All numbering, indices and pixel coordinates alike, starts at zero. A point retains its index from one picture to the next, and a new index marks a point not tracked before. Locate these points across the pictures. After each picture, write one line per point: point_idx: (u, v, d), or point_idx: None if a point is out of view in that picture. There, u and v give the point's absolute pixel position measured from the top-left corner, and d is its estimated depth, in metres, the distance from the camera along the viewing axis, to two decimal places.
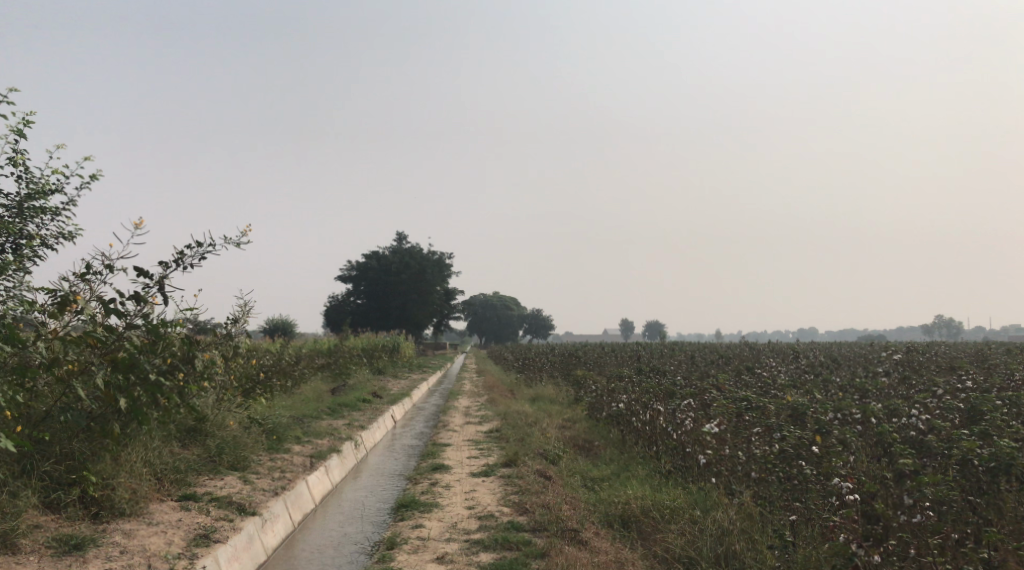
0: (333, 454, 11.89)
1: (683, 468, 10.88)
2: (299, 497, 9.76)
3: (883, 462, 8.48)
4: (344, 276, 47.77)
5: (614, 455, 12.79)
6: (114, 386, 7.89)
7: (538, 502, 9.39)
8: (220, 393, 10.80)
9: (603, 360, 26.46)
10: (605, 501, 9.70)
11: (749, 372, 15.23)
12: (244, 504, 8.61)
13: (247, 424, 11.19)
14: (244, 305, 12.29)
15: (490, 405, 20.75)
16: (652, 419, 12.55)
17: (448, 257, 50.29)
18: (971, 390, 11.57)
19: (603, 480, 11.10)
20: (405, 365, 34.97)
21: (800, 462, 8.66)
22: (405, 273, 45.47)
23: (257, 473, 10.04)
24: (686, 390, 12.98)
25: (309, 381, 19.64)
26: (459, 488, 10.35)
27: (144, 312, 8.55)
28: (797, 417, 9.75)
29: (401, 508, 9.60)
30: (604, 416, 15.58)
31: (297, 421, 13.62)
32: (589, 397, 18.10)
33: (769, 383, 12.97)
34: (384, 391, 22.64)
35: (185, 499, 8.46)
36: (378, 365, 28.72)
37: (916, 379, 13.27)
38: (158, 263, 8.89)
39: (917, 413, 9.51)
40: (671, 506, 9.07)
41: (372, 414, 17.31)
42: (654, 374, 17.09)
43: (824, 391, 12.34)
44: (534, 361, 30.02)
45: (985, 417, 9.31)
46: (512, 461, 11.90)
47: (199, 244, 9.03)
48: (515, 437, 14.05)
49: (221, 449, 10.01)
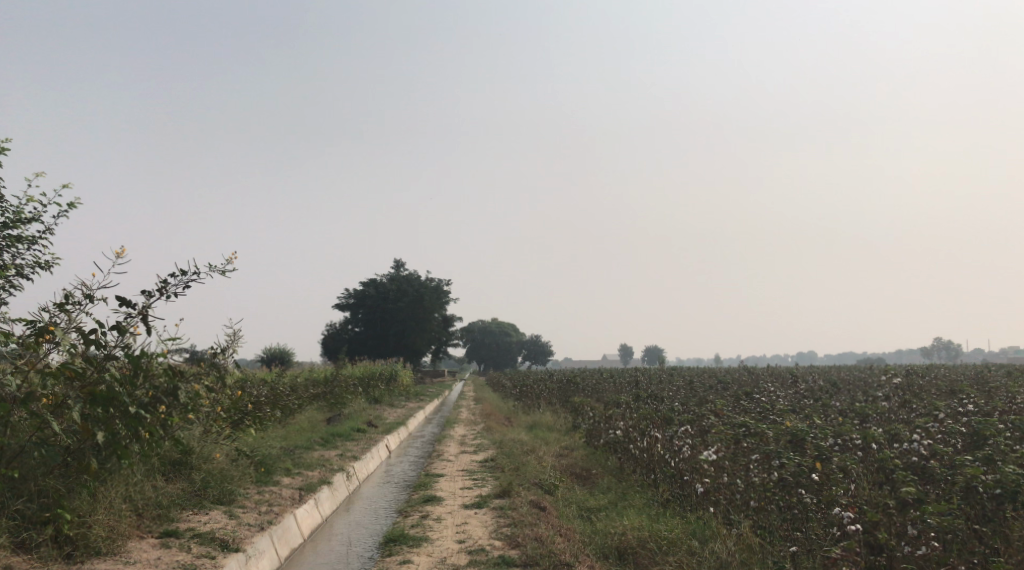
0: (324, 487, 11.62)
1: (681, 497, 10.63)
2: (286, 531, 9.49)
3: (885, 490, 8.24)
4: (341, 304, 47.48)
5: (611, 484, 12.53)
6: (92, 419, 7.66)
7: (531, 535, 9.13)
8: (206, 424, 10.57)
9: (600, 386, 26.15)
10: (601, 532, 9.44)
11: (747, 397, 14.97)
12: (228, 540, 8.34)
13: (235, 456, 10.93)
14: (233, 334, 12.07)
15: (487, 433, 20.43)
16: (650, 446, 12.31)
17: (446, 283, 50.02)
18: (974, 413, 11.34)
19: (599, 510, 10.84)
20: (403, 393, 34.61)
21: (800, 491, 8.43)
22: (403, 301, 45.21)
23: (243, 507, 9.75)
24: (684, 416, 12.76)
25: (304, 411, 19.36)
26: (450, 522, 10.09)
27: (126, 343, 8.35)
28: (796, 443, 9.53)
29: (389, 542, 9.33)
30: (602, 443, 15.30)
31: (288, 452, 13.35)
32: (587, 424, 17.82)
33: (768, 408, 12.73)
34: (381, 420, 22.35)
35: (166, 536, 8.20)
36: (375, 395, 28.40)
37: (917, 402, 13.06)
38: (141, 292, 8.71)
39: (919, 438, 9.30)
40: (669, 538, 8.82)
41: (366, 444, 17.01)
42: (651, 400, 16.84)
43: (823, 416, 12.13)
44: (532, 388, 29.70)
45: (988, 442, 9.11)
46: (506, 492, 11.62)
47: (183, 273, 8.87)
48: (511, 466, 13.78)
49: (207, 483, 9.74)
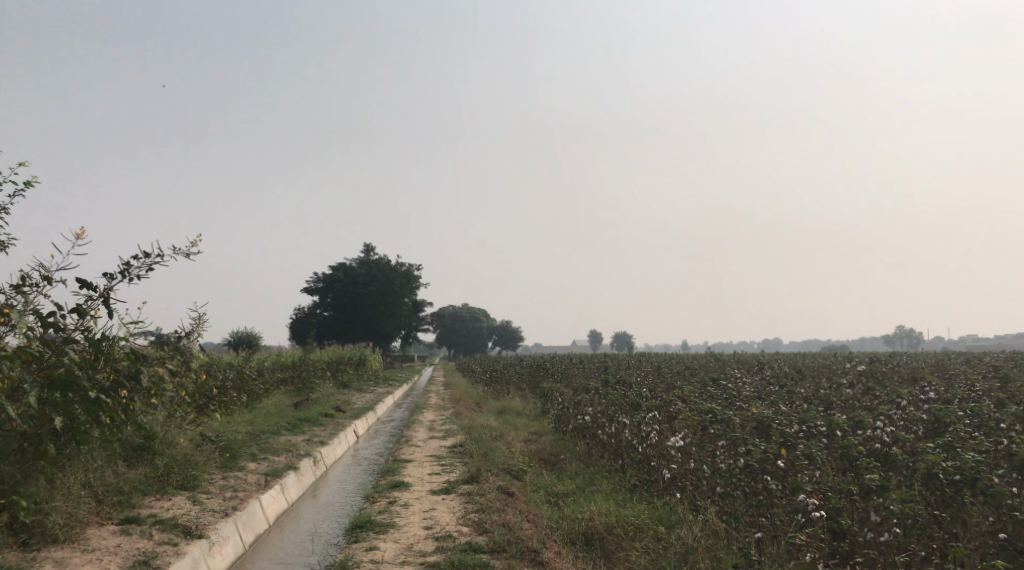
0: (290, 472, 11.49)
1: (648, 482, 10.68)
2: (251, 517, 9.38)
3: (850, 476, 8.33)
4: (310, 289, 47.03)
5: (578, 469, 12.55)
6: (50, 403, 7.54)
7: (498, 521, 9.12)
8: (170, 409, 10.40)
9: (570, 372, 26.22)
10: (568, 517, 9.45)
11: (714, 384, 15.06)
12: (190, 527, 8.23)
13: (199, 441, 10.75)
14: (198, 317, 11.87)
15: (455, 419, 20.40)
16: (618, 432, 12.35)
17: (416, 268, 49.79)
18: (935, 401, 11.52)
19: (567, 495, 10.88)
20: (371, 378, 34.45)
21: (765, 477, 8.51)
22: (371, 285, 44.93)
23: (208, 493, 9.60)
24: (652, 402, 12.84)
25: (271, 395, 19.20)
26: (417, 508, 10.03)
27: (85, 327, 8.17)
28: (762, 429, 9.60)
29: (356, 529, 9.26)
30: (570, 429, 15.35)
31: (254, 437, 13.19)
32: (556, 410, 17.86)
33: (734, 394, 12.84)
34: (348, 405, 22.22)
35: (127, 523, 8.06)
36: (343, 380, 28.22)
37: (879, 390, 13.25)
38: (102, 273, 8.55)
39: (881, 425, 9.42)
40: (635, 523, 8.88)
41: (333, 429, 16.89)
42: (619, 386, 16.90)
43: (788, 403, 12.25)
44: (502, 374, 29.70)
45: (948, 429, 9.26)
46: (474, 478, 11.58)
47: (147, 255, 8.75)
48: (479, 451, 13.77)
49: (170, 468, 9.55)
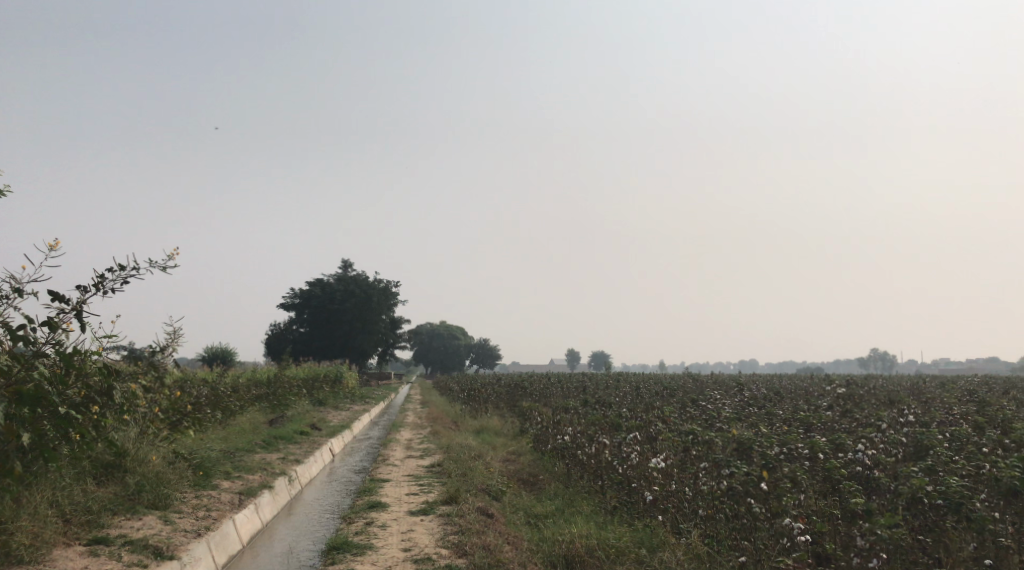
0: (264, 491, 11.26)
1: (629, 504, 10.56)
2: (224, 538, 9.14)
3: (834, 500, 8.27)
4: (287, 304, 46.58)
5: (558, 490, 12.42)
6: (19, 419, 7.33)
7: (478, 543, 8.96)
8: (143, 425, 10.16)
9: (548, 391, 26.07)
10: (549, 539, 9.30)
11: (693, 405, 14.98)
12: (161, 548, 8.01)
13: (172, 459, 10.50)
14: (173, 332, 11.64)
15: (433, 438, 20.19)
16: (598, 452, 12.23)
17: (394, 285, 49.51)
18: (914, 424, 11.50)
19: (547, 517, 10.74)
20: (347, 396, 34.08)
21: (749, 500, 8.43)
22: (349, 301, 44.61)
23: (180, 512, 9.36)
24: (632, 423, 12.74)
25: (245, 412, 18.89)
26: (395, 529, 9.86)
27: (56, 341, 7.96)
28: (743, 451, 9.52)
29: (332, 550, 9.06)
30: (549, 449, 15.21)
31: (228, 455, 12.93)
32: (534, 429, 17.70)
33: (714, 415, 12.77)
34: (324, 423, 21.92)
35: (95, 543, 7.81)
36: (319, 397, 27.88)
37: (858, 412, 13.25)
38: (75, 286, 8.35)
39: (863, 448, 9.37)
40: (616, 546, 8.75)
41: (308, 447, 16.62)
42: (599, 406, 16.80)
43: (769, 425, 12.19)
44: (480, 392, 29.50)
45: (929, 453, 9.24)
46: (453, 498, 11.40)
47: (122, 268, 8.58)
48: (458, 471, 13.61)
49: (141, 486, 9.29)
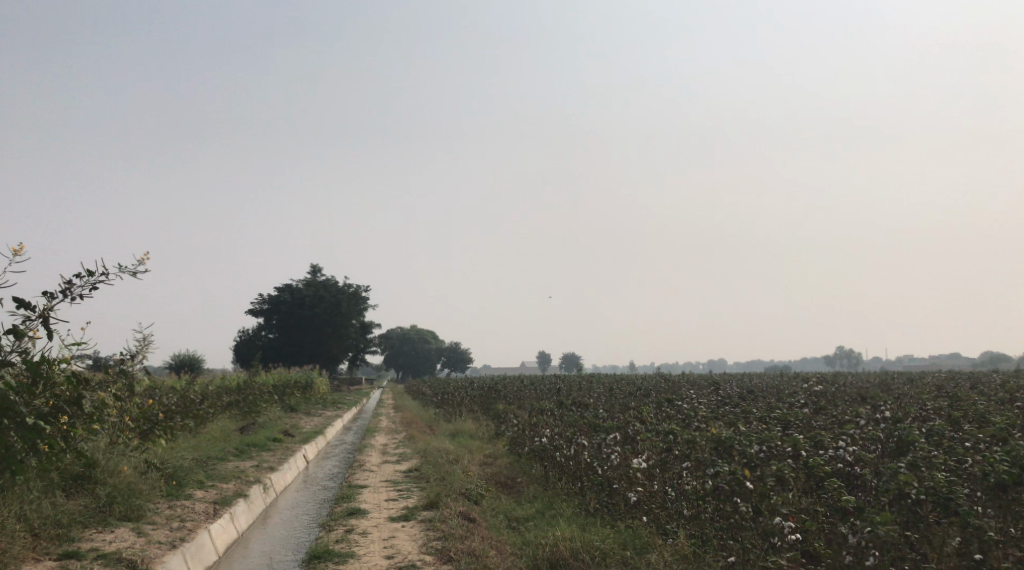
0: (239, 500, 11.02)
1: (610, 505, 10.46)
2: (199, 548, 8.90)
3: (820, 497, 8.25)
4: (255, 311, 45.97)
5: (536, 493, 12.31)
6: None
7: (463, 549, 8.82)
8: (113, 435, 9.87)
9: (522, 393, 25.97)
10: (532, 543, 9.19)
11: (669, 404, 14.96)
12: (136, 560, 7.77)
13: (144, 469, 10.22)
14: (143, 339, 11.36)
15: (408, 443, 19.99)
16: (576, 454, 12.13)
17: (364, 289, 49.10)
18: (891, 420, 11.53)
19: (528, 520, 10.62)
20: (319, 401, 33.68)
21: (735, 499, 8.40)
22: (319, 307, 44.14)
23: (153, 524, 9.09)
24: (610, 423, 12.66)
25: (216, 420, 18.54)
26: (376, 536, 9.68)
27: (24, 349, 7.72)
28: (725, 450, 9.50)
29: (313, 559, 8.86)
30: (526, 451, 15.09)
31: (201, 464, 12.64)
32: (511, 431, 17.57)
33: (690, 415, 12.74)
34: (297, 429, 21.58)
35: (66, 558, 7.55)
36: (290, 404, 27.51)
37: (834, 409, 13.28)
38: (41, 293, 8.11)
39: (843, 445, 9.37)
40: (601, 548, 8.66)
41: (282, 454, 16.33)
42: (575, 408, 16.71)
43: (746, 423, 12.19)
44: (453, 395, 29.34)
45: (910, 449, 9.23)
46: (433, 504, 11.23)
47: (89, 274, 8.37)
48: (436, 476, 13.43)
49: (113, 498, 9.02)
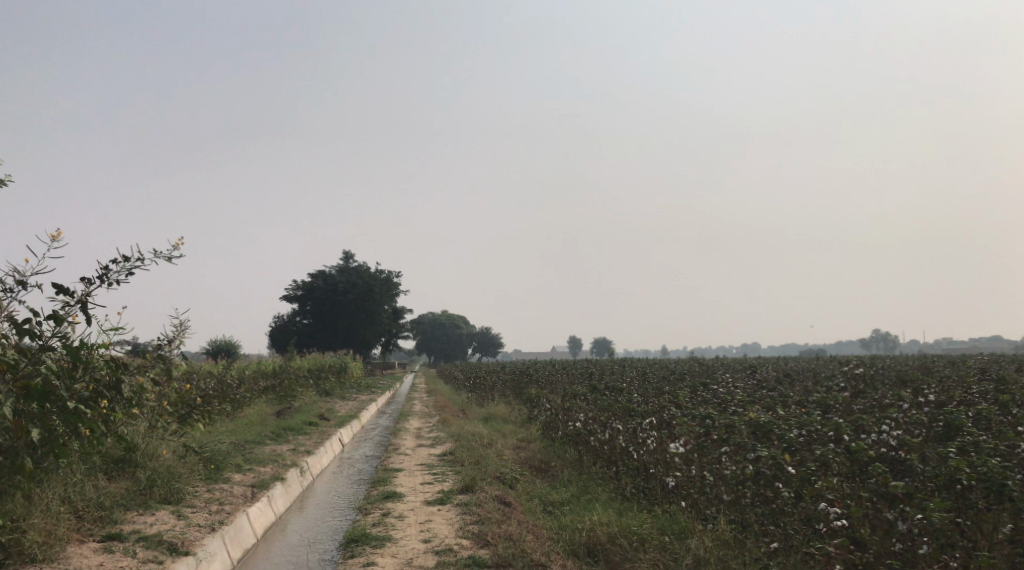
0: (277, 483, 11.08)
1: (646, 490, 10.36)
2: (238, 532, 8.96)
3: (865, 483, 8.08)
4: (289, 297, 46.34)
5: (571, 477, 12.24)
6: (26, 415, 7.21)
7: (500, 533, 8.78)
8: (152, 419, 9.95)
9: (554, 377, 25.87)
10: (569, 527, 9.13)
11: (704, 389, 14.77)
12: (176, 544, 7.84)
13: (182, 452, 10.31)
14: (180, 325, 11.44)
15: (442, 427, 19.99)
16: (611, 438, 12.00)
17: (395, 274, 49.24)
18: (934, 403, 11.26)
19: (563, 505, 10.56)
20: (352, 385, 33.89)
21: (777, 484, 8.26)
22: (351, 292, 44.34)
23: (192, 507, 9.16)
24: (645, 408, 12.50)
25: (253, 404, 18.75)
26: (413, 519, 9.67)
27: (63, 334, 7.77)
28: (765, 435, 9.33)
29: (350, 543, 8.87)
30: (560, 435, 15.01)
31: (238, 447, 12.75)
32: (544, 416, 17.48)
33: (727, 399, 12.55)
34: (332, 413, 21.70)
35: (109, 539, 7.65)
36: (325, 388, 27.69)
37: (873, 393, 13.01)
38: (79, 278, 8.15)
39: (887, 429, 9.15)
40: (639, 533, 8.57)
41: (318, 438, 16.42)
42: (609, 392, 16.58)
43: (784, 407, 11.98)
44: (486, 379, 29.34)
45: (957, 433, 8.99)
46: (468, 488, 11.21)
47: (126, 259, 8.40)
48: (470, 459, 13.41)
49: (153, 481, 9.11)
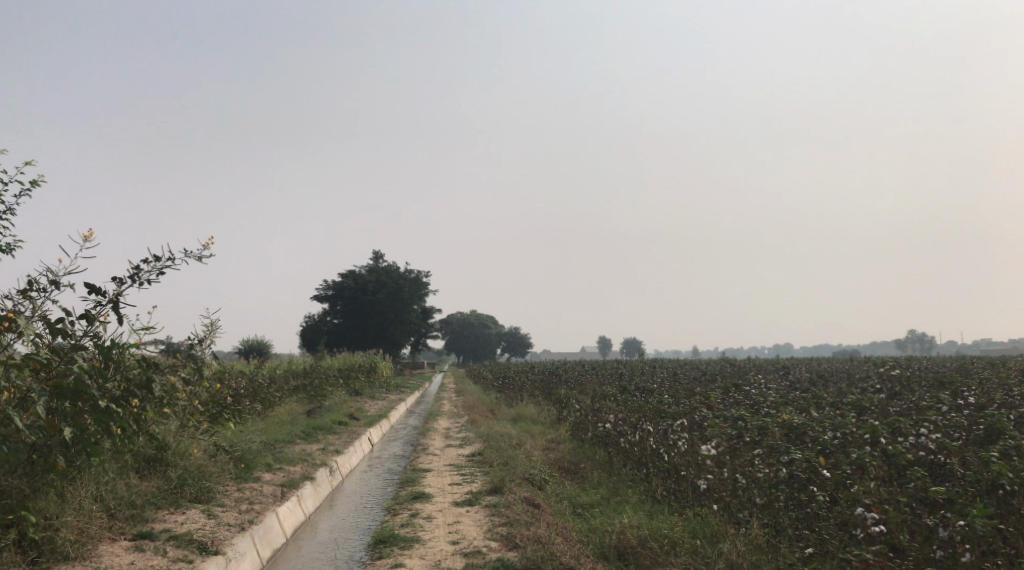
0: (306, 483, 11.09)
1: (677, 492, 10.22)
2: (268, 531, 8.97)
3: (902, 487, 7.88)
4: (320, 297, 46.65)
5: (600, 479, 12.13)
6: (59, 414, 7.27)
7: (529, 536, 8.70)
8: (183, 418, 10.02)
9: (584, 378, 25.74)
10: (599, 530, 9.03)
11: (736, 390, 14.57)
12: (206, 543, 7.86)
13: (213, 451, 10.36)
14: (211, 325, 11.51)
15: (471, 427, 19.97)
16: (641, 440, 11.86)
17: (425, 274, 49.36)
18: (974, 406, 10.99)
19: (593, 507, 10.46)
20: (382, 385, 34.02)
21: (812, 489, 8.09)
22: (381, 292, 44.52)
23: (222, 506, 9.20)
24: (676, 409, 12.34)
25: (283, 403, 18.85)
26: (441, 520, 9.63)
27: (95, 333, 7.83)
28: (799, 438, 9.14)
29: (378, 544, 8.85)
30: (590, 437, 14.89)
31: (268, 446, 12.80)
32: (573, 416, 17.37)
33: (759, 400, 12.36)
34: (362, 413, 21.78)
35: (140, 538, 7.70)
36: (355, 387, 27.81)
37: (910, 395, 12.73)
38: (111, 278, 8.20)
39: (925, 432, 8.92)
40: (669, 537, 8.45)
41: (348, 438, 16.46)
42: (639, 393, 16.43)
43: (818, 409, 11.77)
44: (515, 379, 29.30)
45: (998, 437, 8.75)
46: (497, 489, 11.15)
47: (157, 259, 8.44)
48: (498, 460, 13.35)
49: (184, 480, 9.17)
